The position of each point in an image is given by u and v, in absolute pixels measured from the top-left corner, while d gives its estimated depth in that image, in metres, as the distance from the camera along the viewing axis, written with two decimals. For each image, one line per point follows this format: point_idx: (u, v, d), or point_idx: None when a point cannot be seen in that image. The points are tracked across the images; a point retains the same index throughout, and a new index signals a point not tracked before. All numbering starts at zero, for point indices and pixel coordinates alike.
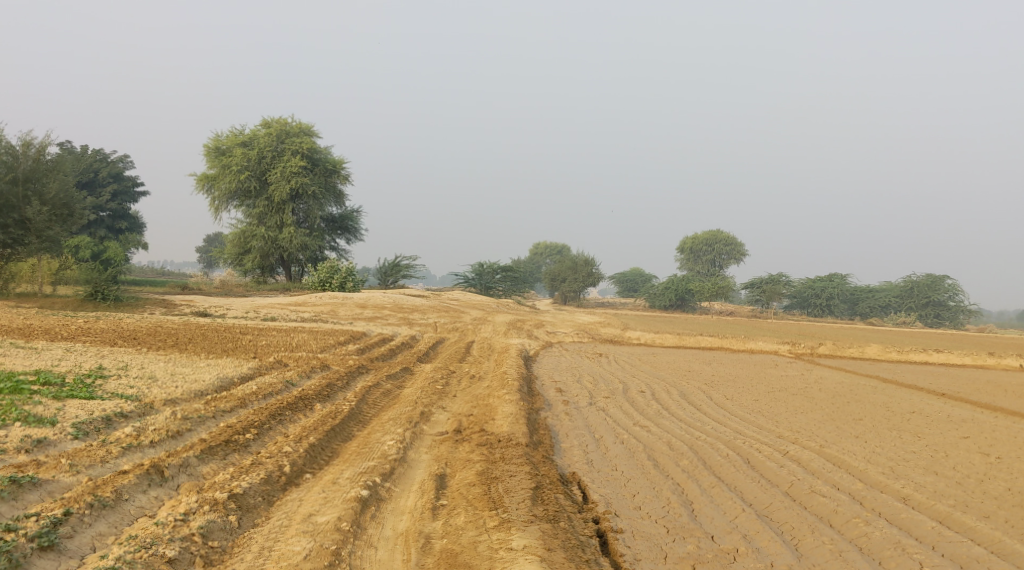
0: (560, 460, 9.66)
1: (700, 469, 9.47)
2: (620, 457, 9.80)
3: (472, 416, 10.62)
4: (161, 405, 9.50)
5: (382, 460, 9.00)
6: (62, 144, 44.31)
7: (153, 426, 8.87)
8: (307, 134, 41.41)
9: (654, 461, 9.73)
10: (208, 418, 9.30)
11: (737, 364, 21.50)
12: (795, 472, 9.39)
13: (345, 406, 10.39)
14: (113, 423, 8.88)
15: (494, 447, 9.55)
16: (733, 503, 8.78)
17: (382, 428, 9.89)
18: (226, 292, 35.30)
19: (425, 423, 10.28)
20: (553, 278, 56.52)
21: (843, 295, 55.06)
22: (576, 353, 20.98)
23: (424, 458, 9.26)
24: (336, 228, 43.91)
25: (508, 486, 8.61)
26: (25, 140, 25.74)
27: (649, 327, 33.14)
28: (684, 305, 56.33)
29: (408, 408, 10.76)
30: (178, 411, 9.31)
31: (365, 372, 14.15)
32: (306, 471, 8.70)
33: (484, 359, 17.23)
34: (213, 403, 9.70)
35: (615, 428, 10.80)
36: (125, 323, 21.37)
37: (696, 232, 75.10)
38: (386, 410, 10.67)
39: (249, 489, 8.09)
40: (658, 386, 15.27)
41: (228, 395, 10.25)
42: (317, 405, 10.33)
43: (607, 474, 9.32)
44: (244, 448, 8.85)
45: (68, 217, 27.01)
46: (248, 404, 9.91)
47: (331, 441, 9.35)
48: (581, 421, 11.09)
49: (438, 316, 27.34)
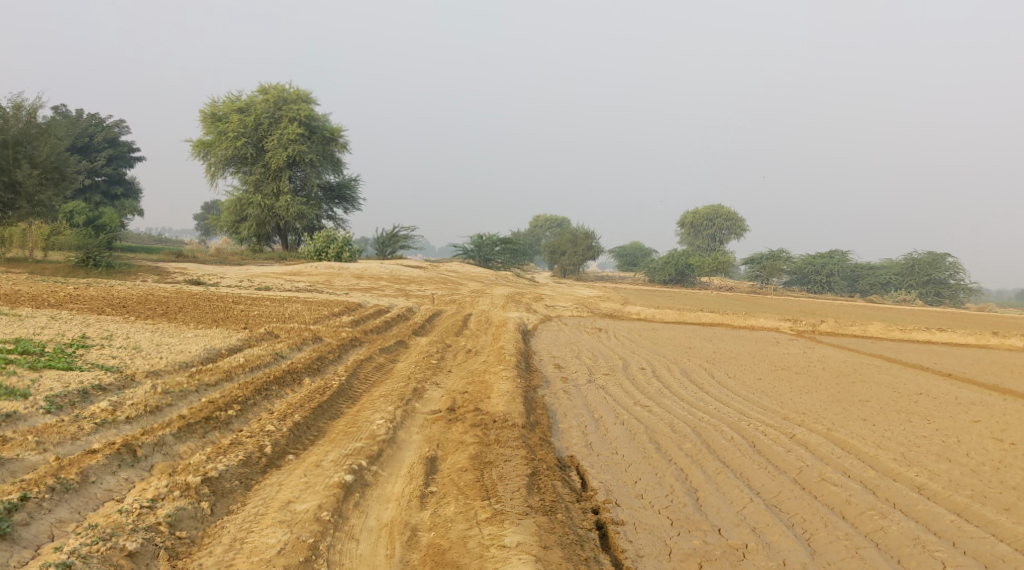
0: (557, 442, 9.31)
1: (705, 453, 9.13)
2: (621, 440, 9.45)
3: (466, 394, 10.25)
4: (143, 376, 9.14)
5: (371, 441, 8.65)
6: (55, 107, 43.58)
7: (130, 402, 8.52)
8: (305, 101, 40.71)
9: (657, 444, 9.37)
10: (191, 392, 8.94)
11: (738, 342, 21.15)
12: (803, 457, 9.05)
13: (334, 382, 10.02)
14: (89, 396, 8.53)
15: (489, 428, 9.20)
16: (740, 491, 8.45)
17: (372, 406, 9.53)
18: (221, 260, 34.83)
19: (418, 401, 9.92)
20: (552, 250, 56.08)
21: (843, 272, 54.73)
22: (575, 328, 20.61)
23: (415, 439, 8.90)
24: (334, 196, 43.36)
25: (502, 472, 8.24)
26: (15, 102, 25.12)
27: (648, 301, 32.78)
28: (684, 280, 55.98)
29: (400, 384, 10.39)
30: (159, 384, 8.94)
31: (359, 344, 13.77)
32: (289, 452, 8.36)
33: (481, 333, 16.84)
34: (197, 376, 9.33)
35: (616, 408, 10.45)
36: (116, 290, 20.94)
37: (697, 207, 74.53)
38: (377, 386, 10.31)
39: (226, 472, 7.75)
40: (659, 363, 14.90)
41: (214, 368, 9.88)
42: (306, 380, 9.96)
43: (607, 459, 8.97)
44: (225, 426, 8.50)
45: (60, 182, 26.47)
46: (233, 378, 9.54)
47: (318, 420, 9.00)
48: (580, 400, 10.72)
49: (436, 288, 26.95)
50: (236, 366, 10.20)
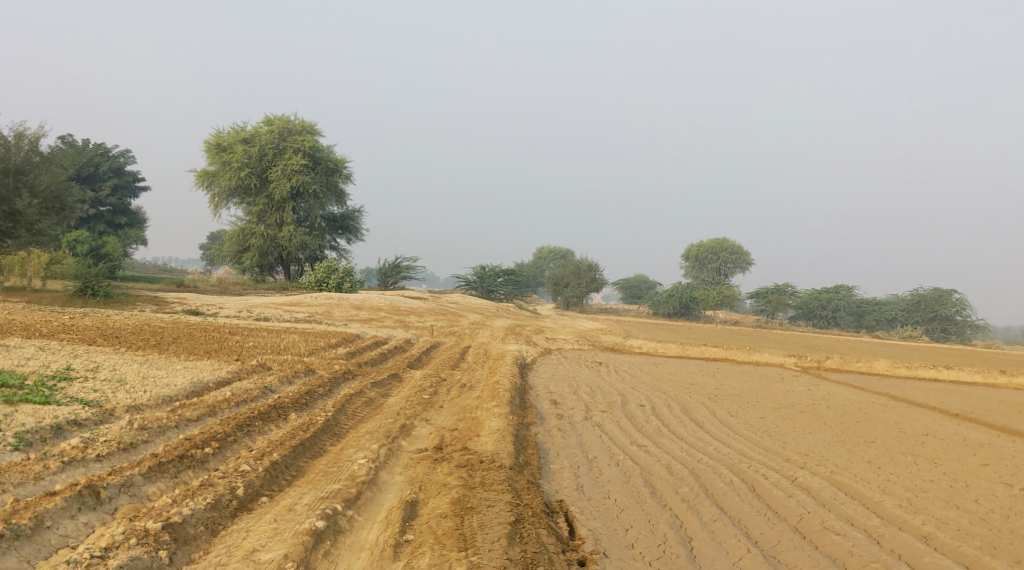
0: (547, 485, 8.99)
1: (702, 499, 8.79)
2: (615, 483, 9.12)
3: (455, 432, 9.95)
4: (122, 410, 8.88)
5: (349, 483, 8.35)
6: (62, 136, 43.76)
7: (104, 438, 8.27)
8: (310, 132, 40.81)
9: (652, 487, 9.04)
10: (170, 428, 8.69)
11: (741, 378, 20.79)
12: (804, 503, 8.71)
13: (320, 417, 9.75)
14: (63, 432, 8.27)
15: (475, 469, 8.88)
16: (737, 541, 8.11)
17: (356, 443, 9.25)
18: (222, 290, 34.68)
19: (405, 438, 9.62)
20: (556, 282, 55.81)
21: (849, 307, 54.29)
22: (575, 362, 20.30)
23: (397, 480, 8.60)
24: (337, 227, 43.31)
25: (483, 519, 7.89)
26: (18, 131, 25.16)
27: (651, 335, 32.44)
28: (688, 313, 55.60)
29: (389, 420, 10.11)
30: (137, 419, 8.68)
31: (352, 377, 13.50)
32: (263, 493, 8.10)
33: (478, 367, 16.56)
34: (179, 411, 9.08)
35: (611, 448, 10.12)
36: (112, 320, 20.73)
37: (703, 240, 74.32)
38: (365, 422, 10.03)
39: (190, 517, 7.58)
40: (658, 400, 14.57)
41: (198, 402, 9.61)
42: (292, 415, 9.69)
43: (598, 504, 8.64)
44: (200, 464, 8.25)
45: (61, 211, 26.43)
46: (216, 413, 9.28)
47: (298, 458, 8.73)
48: (575, 438, 10.39)
49: (436, 319, 26.70)
50: (222, 399, 9.95)
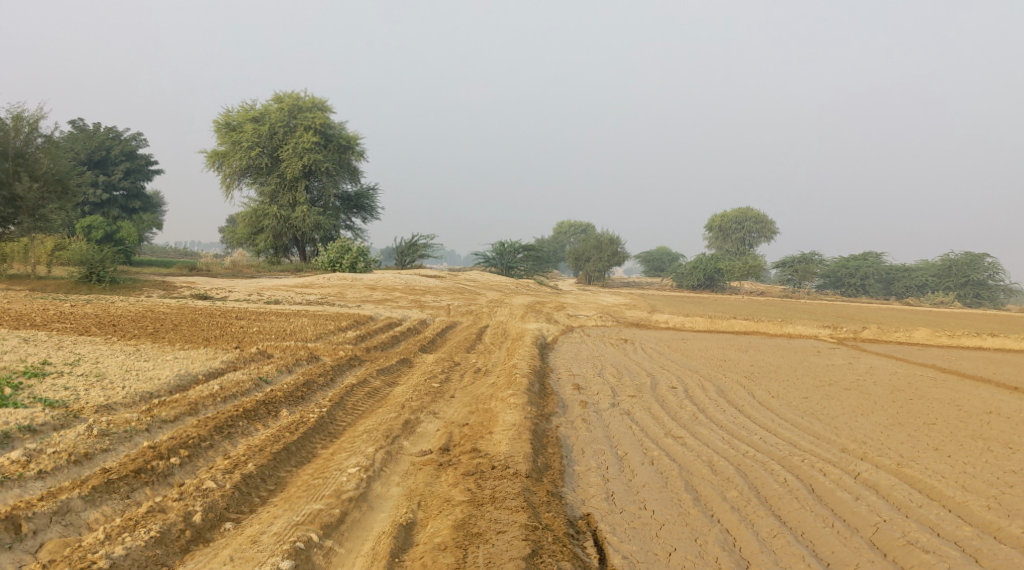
0: (571, 494, 7.90)
1: (756, 508, 7.72)
2: (651, 489, 8.03)
3: (464, 429, 8.92)
4: (89, 411, 7.97)
5: (333, 502, 7.37)
6: (73, 120, 42.97)
7: (53, 448, 7.35)
8: (321, 108, 39.64)
9: (695, 493, 7.96)
10: (137, 433, 7.78)
11: (775, 353, 19.54)
12: (876, 509, 7.71)
13: (313, 415, 8.78)
14: (11, 441, 7.36)
15: (485, 478, 7.85)
16: (804, 563, 7.06)
17: (350, 447, 8.27)
18: (234, 273, 33.82)
19: (407, 438, 8.64)
20: (577, 257, 54.62)
21: (878, 275, 52.69)
22: (599, 340, 19.17)
23: (392, 496, 7.61)
24: (352, 206, 42.30)
25: (491, 551, 6.85)
26: (16, 113, 24.20)
27: (677, 309, 31.15)
28: (713, 286, 54.23)
29: (391, 414, 9.12)
30: (99, 425, 7.75)
31: (359, 364, 12.47)
32: (228, 517, 7.14)
33: (495, 349, 15.46)
34: (153, 411, 8.17)
35: (643, 440, 9.04)
36: (115, 307, 19.83)
37: (726, 210, 72.66)
38: (364, 417, 9.05)
39: (123, 558, 6.54)
40: (691, 381, 13.40)
41: (180, 397, 8.69)
42: (281, 413, 8.75)
43: (634, 519, 7.56)
44: (161, 480, 7.33)
45: (64, 194, 25.52)
46: (197, 412, 8.36)
47: (278, 469, 7.77)
48: (601, 431, 9.31)
49: (453, 298, 25.65)
50: (211, 393, 9.00)
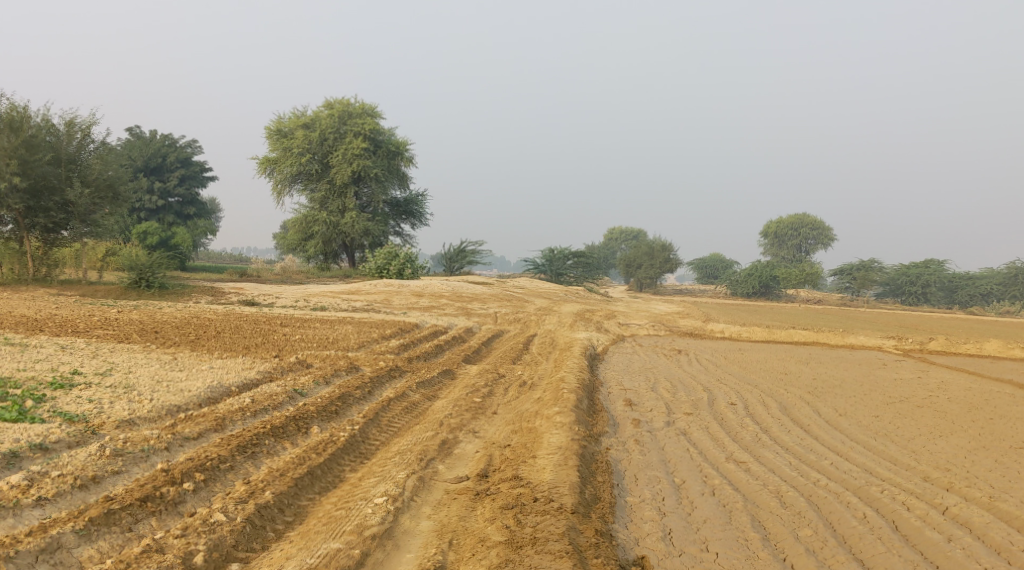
0: (623, 532, 7.21)
1: (836, 552, 6.98)
2: (714, 525, 7.32)
3: (505, 453, 8.34)
4: (108, 428, 7.65)
5: (354, 540, 6.83)
6: (130, 128, 43.64)
7: (58, 471, 7.00)
8: (371, 114, 39.47)
9: (763, 531, 7.24)
10: (154, 453, 7.44)
11: (838, 366, 18.51)
12: (974, 554, 6.98)
13: (344, 433, 8.32)
14: (17, 460, 7.05)
15: (525, 514, 7.22)
16: None
17: (379, 473, 7.78)
18: (282, 279, 33.85)
19: (443, 462, 8.10)
20: (628, 264, 53.70)
21: (941, 283, 50.73)
22: (651, 350, 18.38)
23: (422, 531, 7.04)
24: (401, 212, 42.09)
25: None
26: (69, 119, 24.37)
27: (732, 317, 30.10)
28: (769, 293, 52.75)
29: (428, 434, 8.61)
30: (112, 444, 7.41)
31: (400, 376, 11.95)
32: (236, 556, 6.68)
33: (542, 360, 14.81)
34: (175, 429, 7.82)
35: (702, 466, 8.32)
36: (161, 313, 19.72)
37: (781, 216, 70.94)
38: (398, 437, 8.55)
39: None
40: (751, 397, 12.59)
41: (209, 411, 8.32)
42: (310, 431, 8.30)
43: (695, 563, 6.85)
44: (170, 509, 6.92)
45: (115, 200, 25.64)
46: (223, 430, 7.97)
47: (298, 497, 7.32)
48: (657, 454, 8.61)
49: (500, 305, 25.10)
50: (242, 405, 8.63)
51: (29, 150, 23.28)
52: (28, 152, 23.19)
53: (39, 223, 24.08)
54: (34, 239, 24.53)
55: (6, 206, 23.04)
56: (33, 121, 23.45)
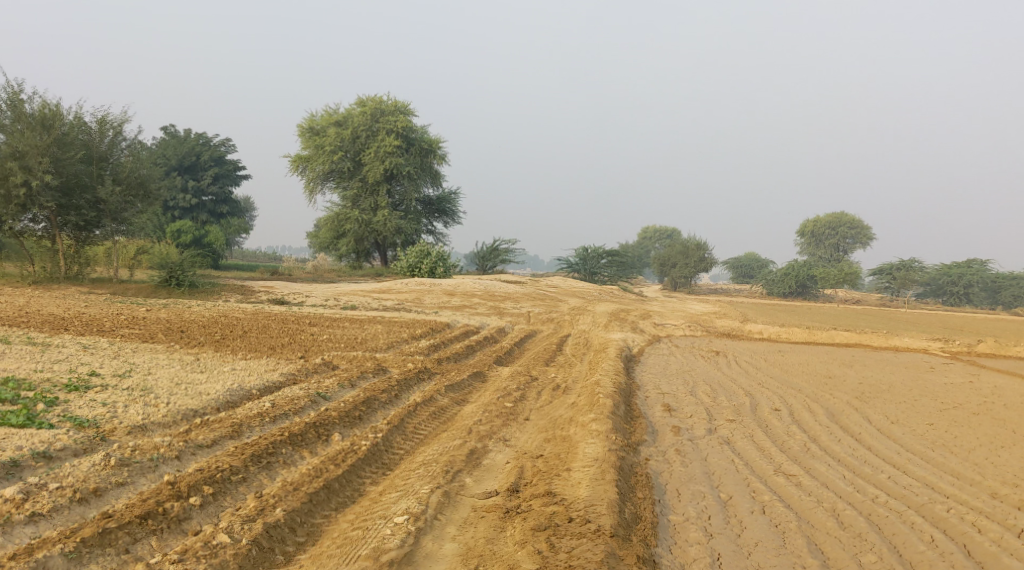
0: (666, 556, 6.72)
1: None
2: (767, 549, 6.79)
3: (537, 465, 7.88)
4: (117, 435, 7.37)
5: (370, 564, 6.42)
6: (165, 127, 43.94)
7: (60, 483, 6.71)
8: (404, 111, 39.17)
9: (822, 556, 6.72)
10: (164, 462, 7.14)
11: (884, 369, 17.72)
12: None
13: (365, 443, 7.93)
14: (18, 469, 6.78)
15: (559, 537, 6.72)
16: None
17: (401, 487, 7.38)
18: (313, 278, 33.70)
19: (470, 475, 7.67)
20: (662, 263, 52.87)
21: (984, 283, 49.28)
22: (688, 352, 17.76)
23: (445, 555, 6.59)
24: (433, 210, 41.76)
25: None
26: (101, 117, 24.43)
27: (770, 318, 29.25)
28: (806, 293, 51.60)
29: (454, 443, 8.19)
30: (118, 454, 7.11)
31: (429, 378, 11.51)
32: None
33: (576, 362, 14.27)
34: (188, 437, 7.50)
35: (750, 480, 7.77)
36: (190, 312, 19.54)
37: (818, 214, 69.55)
38: (423, 446, 8.14)
39: None
40: (796, 402, 11.95)
41: (226, 417, 7.99)
42: (331, 440, 7.94)
43: None
44: (173, 527, 6.58)
45: (147, 198, 25.65)
46: (239, 438, 7.64)
47: (312, 515, 6.95)
48: (700, 466, 8.07)
49: (533, 305, 24.61)
50: (262, 410, 8.29)
51: (62, 148, 23.36)
52: (60, 150, 23.25)
53: (70, 221, 24.13)
54: (66, 237, 24.60)
55: (39, 205, 23.12)
56: (65, 119, 23.52)
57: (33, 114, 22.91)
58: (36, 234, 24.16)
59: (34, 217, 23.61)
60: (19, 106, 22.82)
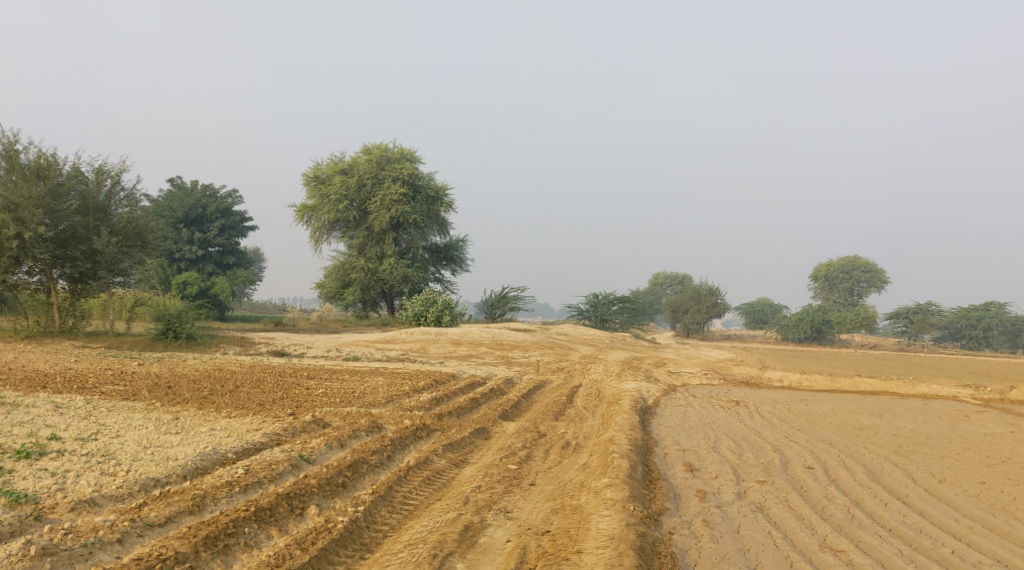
0: None
1: None
2: None
3: (543, 546, 6.92)
4: (53, 515, 6.59)
5: None
6: (173, 179, 43.73)
7: None
8: (410, 159, 38.69)
9: None
10: (101, 549, 6.34)
11: (917, 419, 16.53)
12: None
13: (341, 519, 7.06)
14: None
15: None
16: None
17: None
18: (317, 328, 32.89)
19: (462, 558, 6.75)
20: (674, 309, 51.84)
21: (1003, 326, 48.12)
22: (707, 402, 16.67)
23: None
24: (441, 258, 41.05)
25: None
26: (99, 167, 23.92)
27: (787, 365, 28.08)
28: (821, 338, 50.38)
29: (443, 518, 7.29)
30: (44, 540, 6.30)
31: (427, 436, 10.52)
32: None
33: (589, 416, 13.21)
34: (134, 515, 6.68)
35: (793, 559, 6.87)
36: (182, 366, 18.63)
37: (831, 258, 68.55)
38: (409, 521, 7.24)
39: None
40: (828, 458, 10.91)
41: (185, 488, 7.16)
42: (303, 516, 7.07)
43: None
44: None
45: (144, 249, 25.01)
46: (197, 516, 6.81)
47: None
48: (732, 543, 7.13)
49: (543, 354, 23.61)
50: (233, 477, 7.45)
51: (57, 199, 22.80)
52: (55, 200, 22.71)
53: (65, 273, 23.46)
54: (61, 289, 23.91)
55: (32, 257, 22.49)
56: (62, 170, 23.02)
57: (28, 165, 22.43)
58: (31, 287, 23.48)
59: (28, 270, 22.99)
60: (14, 157, 22.34)
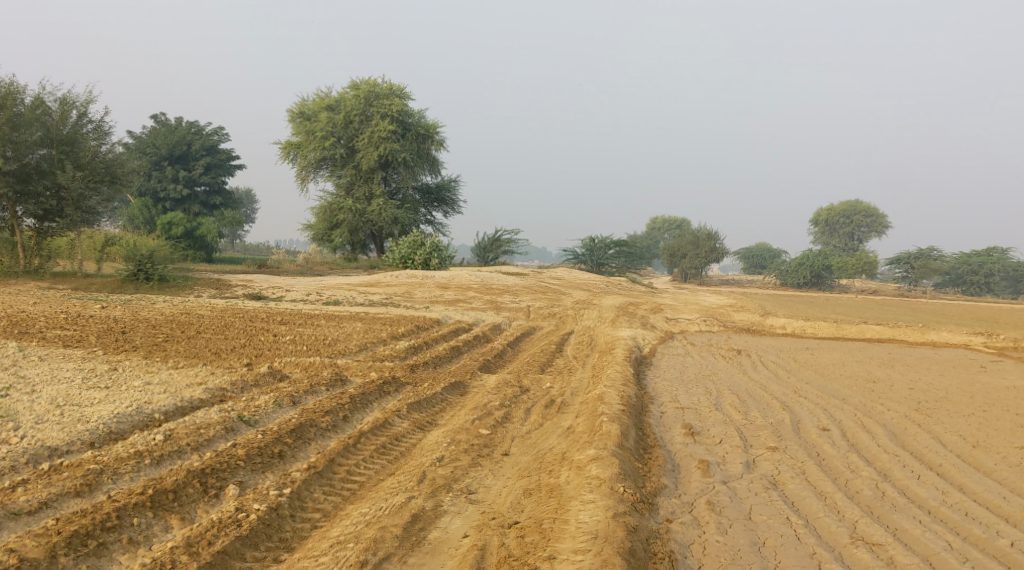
0: None
1: None
2: None
3: (508, 545, 6.19)
4: None
5: None
6: (157, 115, 41.84)
7: None
8: (400, 95, 36.76)
9: None
10: None
11: (932, 370, 15.40)
12: None
13: (252, 511, 6.32)
14: None
15: None
16: None
17: None
18: (301, 270, 31.67)
19: (411, 556, 6.11)
20: (672, 253, 50.48)
21: (1005, 272, 46.90)
22: (706, 351, 15.57)
23: None
24: (432, 199, 39.54)
25: None
26: (64, 98, 22.29)
27: (790, 311, 26.92)
28: (821, 284, 49.15)
29: (382, 503, 6.62)
30: None
31: (395, 392, 9.27)
32: None
33: (578, 368, 12.12)
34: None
35: (819, 557, 6.15)
36: (147, 309, 17.39)
37: (832, 202, 66.96)
38: (345, 509, 6.57)
39: None
40: (844, 417, 9.80)
41: (78, 465, 6.50)
42: (213, 504, 6.40)
43: None
44: None
45: (114, 185, 23.48)
46: (80, 501, 6.18)
47: None
48: (743, 536, 6.38)
49: (534, 299, 22.40)
50: (148, 445, 6.84)
51: (16, 130, 21.27)
52: (14, 131, 21.21)
53: (29, 210, 22.01)
54: (26, 228, 22.54)
55: None
56: (22, 100, 21.46)
57: None
58: None
59: None
60: None
